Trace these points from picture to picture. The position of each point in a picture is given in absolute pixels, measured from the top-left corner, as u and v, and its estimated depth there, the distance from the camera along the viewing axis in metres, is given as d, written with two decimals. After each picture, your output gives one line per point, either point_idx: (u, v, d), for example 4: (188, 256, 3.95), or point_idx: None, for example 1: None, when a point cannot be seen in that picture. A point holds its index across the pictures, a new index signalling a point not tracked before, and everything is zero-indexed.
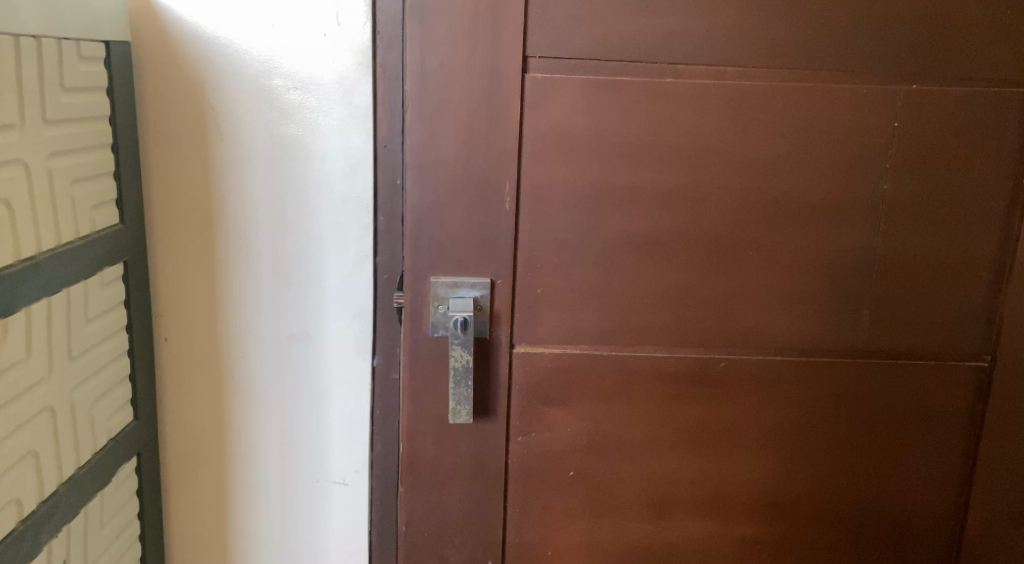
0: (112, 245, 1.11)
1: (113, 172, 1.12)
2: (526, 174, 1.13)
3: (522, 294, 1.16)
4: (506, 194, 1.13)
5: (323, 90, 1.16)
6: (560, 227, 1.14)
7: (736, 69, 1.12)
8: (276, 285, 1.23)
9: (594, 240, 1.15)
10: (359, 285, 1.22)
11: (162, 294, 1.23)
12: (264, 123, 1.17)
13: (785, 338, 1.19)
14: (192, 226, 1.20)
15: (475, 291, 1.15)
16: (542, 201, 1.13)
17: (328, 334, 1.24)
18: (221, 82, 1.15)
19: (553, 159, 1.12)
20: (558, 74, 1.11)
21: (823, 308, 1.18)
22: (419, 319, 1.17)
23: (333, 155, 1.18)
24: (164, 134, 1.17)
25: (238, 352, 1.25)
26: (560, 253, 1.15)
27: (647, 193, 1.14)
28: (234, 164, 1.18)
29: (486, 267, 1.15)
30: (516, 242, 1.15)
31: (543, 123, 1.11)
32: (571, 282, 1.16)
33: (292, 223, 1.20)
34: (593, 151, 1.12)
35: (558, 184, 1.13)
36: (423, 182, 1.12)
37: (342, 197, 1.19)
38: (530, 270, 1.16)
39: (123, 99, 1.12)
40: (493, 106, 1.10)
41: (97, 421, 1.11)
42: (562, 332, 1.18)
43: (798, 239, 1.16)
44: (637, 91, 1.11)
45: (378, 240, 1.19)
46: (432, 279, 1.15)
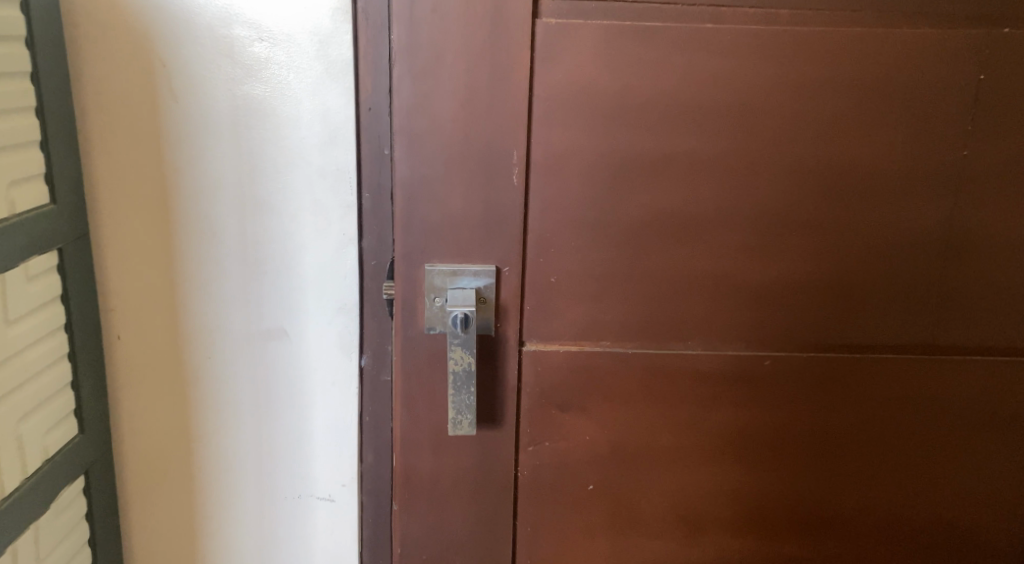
0: (40, 230, 0.95)
1: (40, 141, 0.96)
2: (538, 139, 0.95)
3: (535, 283, 0.99)
4: (514, 164, 0.95)
5: (293, 42, 0.98)
6: (578, 203, 0.96)
7: (791, 13, 0.93)
8: (245, 273, 1.06)
9: (618, 218, 0.97)
10: (341, 273, 1.05)
11: (115, 284, 1.07)
12: (225, 82, 0.99)
13: (790, 329, 1.01)
14: (144, 205, 1.04)
15: (478, 280, 0.98)
16: (556, 173, 0.95)
17: (307, 329, 1.08)
18: (170, 34, 0.97)
19: (569, 122, 0.94)
20: (575, 18, 0.92)
21: (835, 295, 1.00)
22: (413, 313, 1.00)
23: (308, 119, 0.99)
24: (107, 96, 0.99)
25: (207, 349, 1.10)
26: (577, 234, 0.97)
27: (682, 163, 0.95)
28: (189, 132, 1.00)
29: (491, 251, 0.97)
30: (526, 221, 0.97)
31: (558, 79, 0.93)
32: (590, 269, 0.98)
33: (261, 201, 1.03)
34: (619, 111, 0.94)
35: (575, 152, 0.95)
36: (413, 151, 0.94)
37: (319, 169, 1.01)
38: (543, 254, 0.98)
39: (50, 56, 0.95)
40: (496, 58, 0.92)
41: (25, 440, 0.97)
42: (579, 327, 1.00)
43: (816, 212, 0.98)
44: (672, 38, 0.93)
45: (362, 220, 1.02)
46: (427, 267, 0.98)
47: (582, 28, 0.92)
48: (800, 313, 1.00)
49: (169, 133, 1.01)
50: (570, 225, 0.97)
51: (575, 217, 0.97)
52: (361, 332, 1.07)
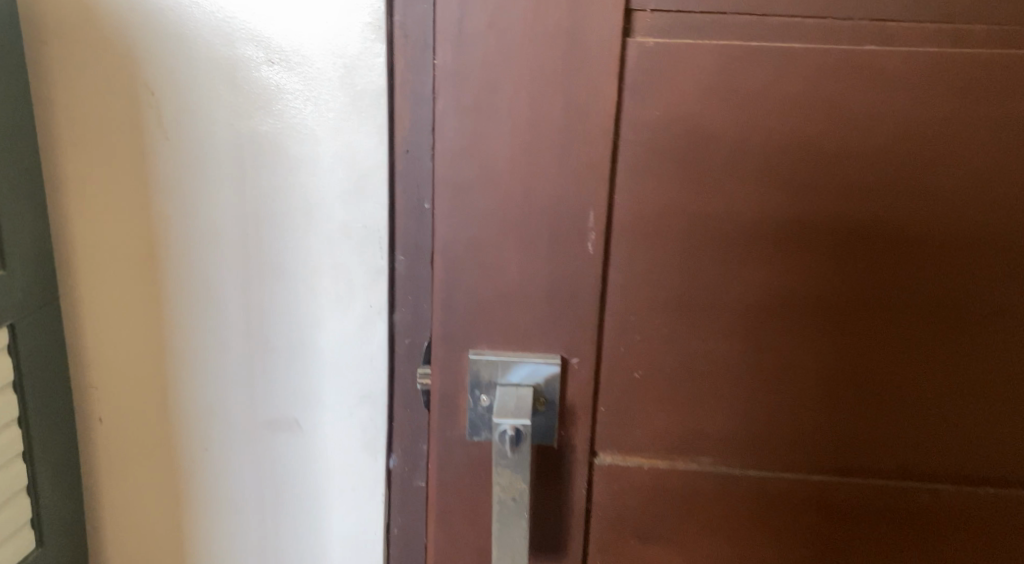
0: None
1: None
2: (624, 196, 0.70)
3: (614, 381, 0.74)
4: (590, 227, 0.71)
5: (313, 66, 0.77)
6: (674, 279, 0.72)
7: (983, 31, 0.68)
8: (246, 348, 0.86)
9: (731, 300, 0.72)
10: (367, 353, 0.84)
11: (95, 355, 0.88)
12: (225, 115, 0.79)
13: (767, 448, 0.75)
14: (127, 262, 0.85)
15: (538, 375, 0.74)
16: (648, 239, 0.71)
17: (322, 422, 0.87)
18: (159, 56, 0.78)
19: (667, 173, 0.70)
20: (680, 36, 0.68)
21: (832, 408, 0.74)
22: (452, 414, 0.76)
23: (329, 164, 0.79)
24: (87, 129, 0.81)
25: (200, 438, 0.90)
26: (672, 320, 0.73)
27: (821, 232, 0.70)
28: (181, 175, 0.81)
29: (557, 338, 0.74)
30: (603, 301, 0.73)
31: (655, 116, 0.69)
32: (689, 365, 0.73)
33: (267, 263, 0.83)
34: (737, 159, 0.69)
35: (673, 213, 0.70)
36: (455, 208, 0.71)
37: (342, 225, 0.81)
38: (624, 343, 0.74)
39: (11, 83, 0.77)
40: (570, 89, 0.68)
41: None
42: (670, 438, 0.75)
43: (813, 294, 0.71)
44: (815, 63, 0.68)
45: (394, 288, 0.81)
46: (471, 355, 0.74)
47: (691, 49, 0.68)
48: (784, 428, 0.74)
49: (158, 176, 0.82)
50: (663, 307, 0.72)
51: (669, 299, 0.72)
52: (389, 428, 0.85)
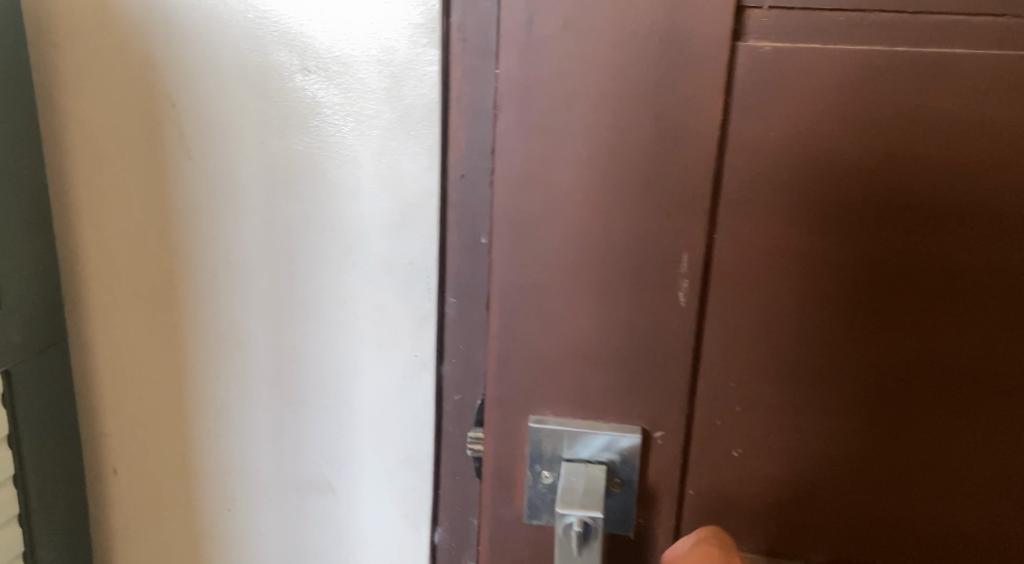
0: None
1: None
2: (726, 236, 0.57)
3: (704, 458, 0.61)
4: (682, 274, 0.58)
5: (355, 76, 0.66)
6: (769, 337, 0.59)
7: None
8: (271, 399, 0.75)
9: (853, 367, 0.59)
10: (411, 410, 0.72)
11: (107, 398, 0.78)
12: (251, 131, 0.68)
13: (808, 532, 0.62)
14: (142, 296, 0.75)
15: (612, 451, 0.61)
16: (749, 290, 0.58)
17: (357, 487, 0.75)
18: (180, 62, 0.68)
19: (778, 209, 0.57)
20: (803, 40, 0.55)
21: (883, 486, 0.61)
22: (507, 491, 0.64)
23: (371, 190, 0.68)
24: (101, 145, 0.71)
25: (220, 497, 0.79)
26: (780, 388, 0.59)
27: (966, 286, 0.57)
28: (203, 199, 0.71)
29: (638, 406, 0.61)
30: (694, 363, 0.60)
31: (768, 139, 0.56)
32: (800, 443, 0.60)
33: (298, 302, 0.72)
34: (865, 193, 0.56)
35: (781, 257, 0.57)
36: (518, 246, 0.59)
37: (386, 262, 0.69)
38: (718, 416, 0.61)
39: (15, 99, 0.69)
40: (665, 104, 0.56)
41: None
42: (775, 528, 0.62)
43: (871, 348, 0.58)
44: (972, 77, 0.54)
45: (443, 336, 0.69)
46: (529, 422, 0.62)
47: (818, 55, 0.54)
48: (827, 510, 0.61)
49: (176, 200, 0.71)
50: (760, 372, 0.59)
51: (765, 361, 0.59)
52: (435, 498, 0.73)
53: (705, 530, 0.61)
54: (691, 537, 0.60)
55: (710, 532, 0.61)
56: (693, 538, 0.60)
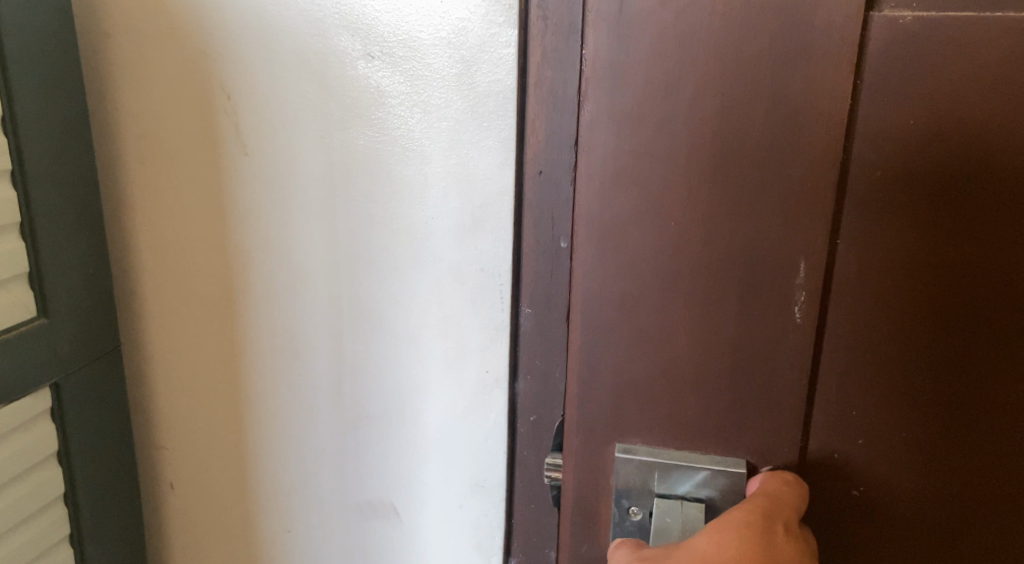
0: (11, 368, 0.60)
1: (27, 223, 0.60)
2: (850, 244, 0.51)
3: (818, 493, 0.55)
4: (799, 285, 0.51)
5: (422, 62, 0.60)
6: (894, 363, 0.52)
7: None
8: (334, 418, 0.69)
9: (995, 393, 0.52)
10: (481, 431, 0.66)
11: (164, 409, 0.74)
12: (311, 124, 0.63)
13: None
14: (198, 303, 0.70)
15: (710, 486, 0.55)
16: (875, 308, 0.51)
17: (424, 512, 0.69)
18: (235, 50, 0.63)
19: (911, 215, 0.50)
20: (946, 14, 0.48)
21: (1004, 530, 0.54)
22: (592, 522, 0.58)
23: (440, 188, 0.61)
24: (155, 141, 0.66)
25: (280, 518, 0.74)
26: (907, 417, 0.53)
27: None
28: (261, 199, 0.66)
29: (744, 433, 0.54)
30: (813, 386, 0.53)
31: (901, 132, 0.49)
32: (928, 477, 0.54)
33: (361, 310, 0.66)
34: (1010, 200, 0.49)
35: (911, 272, 0.50)
36: (612, 253, 0.53)
37: (455, 268, 0.63)
38: (836, 450, 0.54)
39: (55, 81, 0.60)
40: (782, 92, 0.49)
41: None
42: None
43: (993, 380, 0.51)
44: None
45: (518, 349, 0.63)
46: (617, 452, 0.56)
47: (962, 35, 0.47)
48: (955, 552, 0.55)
49: (232, 200, 0.66)
50: (882, 399, 0.53)
51: (889, 389, 0.52)
52: (507, 529, 0.67)
53: (793, 475, 0.54)
54: (767, 476, 0.54)
55: (796, 479, 0.53)
56: (770, 476, 0.54)
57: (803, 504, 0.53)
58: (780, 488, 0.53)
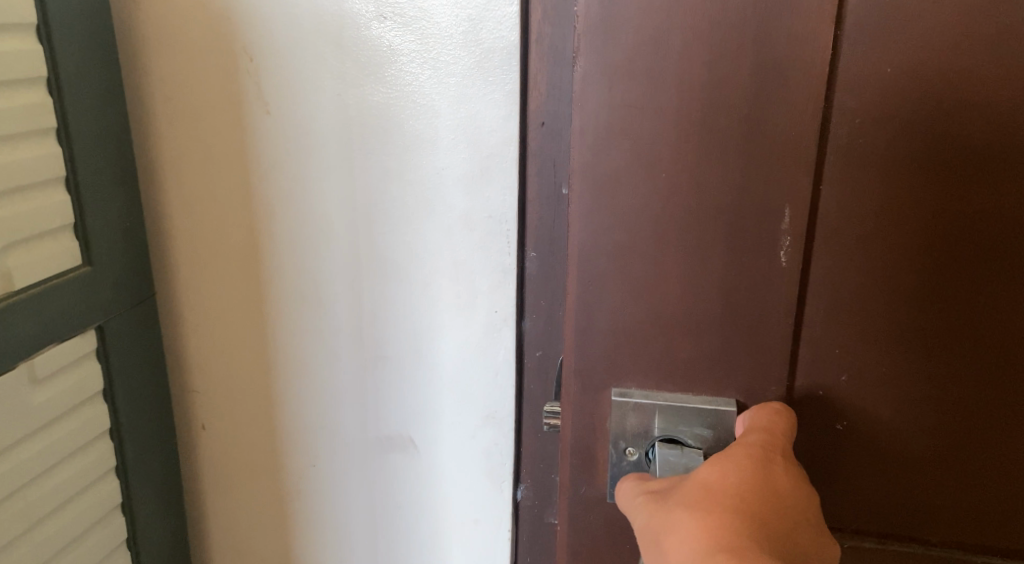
0: (59, 310, 0.65)
1: (72, 177, 0.65)
2: (832, 189, 0.53)
3: (806, 430, 0.58)
4: (784, 231, 0.54)
5: (431, 21, 0.64)
6: (872, 304, 0.54)
7: None
8: (354, 360, 0.75)
9: (972, 328, 0.54)
10: (492, 368, 0.71)
11: (194, 353, 0.79)
12: (328, 83, 0.67)
13: (878, 507, 0.59)
14: (223, 251, 0.75)
15: (703, 424, 0.57)
16: (853, 252, 0.54)
17: (441, 444, 0.74)
18: (256, 13, 0.67)
19: (886, 162, 0.52)
20: None
21: (979, 457, 0.57)
22: (590, 466, 0.60)
23: (449, 140, 0.66)
24: (181, 100, 0.71)
25: (305, 452, 0.79)
26: (889, 353, 0.55)
27: None
28: (282, 153, 0.70)
29: (732, 376, 0.57)
30: (798, 327, 0.56)
31: (880, 80, 0.51)
32: (909, 409, 0.56)
33: (377, 257, 0.71)
34: (978, 148, 0.52)
35: (887, 217, 0.53)
36: (602, 204, 0.54)
37: (465, 215, 0.67)
38: (818, 387, 0.57)
39: (90, 43, 0.64)
40: (764, 43, 0.51)
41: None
42: (880, 499, 0.59)
43: (963, 320, 0.54)
44: None
45: (524, 292, 0.68)
46: (613, 396, 0.58)
47: None
48: (934, 481, 0.58)
49: (256, 155, 0.71)
50: (864, 336, 0.55)
51: (867, 329, 0.55)
52: (517, 455, 0.72)
53: (780, 403, 0.56)
54: (755, 409, 0.56)
55: (783, 407, 0.56)
56: (759, 409, 0.56)
57: (792, 432, 0.55)
58: (771, 421, 0.55)
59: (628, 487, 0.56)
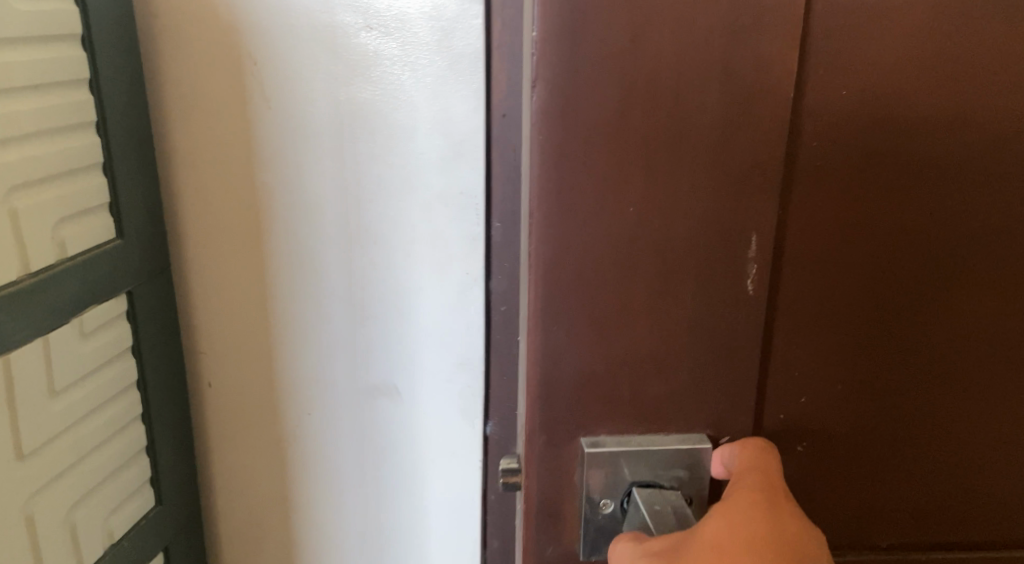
0: (104, 274, 0.77)
1: (105, 164, 0.78)
2: (794, 223, 0.62)
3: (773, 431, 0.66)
4: (751, 259, 0.61)
5: (410, 30, 0.77)
6: (832, 328, 0.64)
7: None
8: (347, 319, 0.86)
9: (908, 322, 0.65)
10: (465, 321, 0.84)
11: (199, 326, 0.89)
12: (323, 83, 0.80)
13: (834, 491, 0.69)
14: (227, 230, 0.86)
15: (674, 467, 0.64)
16: (815, 285, 0.63)
17: (423, 389, 0.87)
18: (259, 25, 0.79)
19: (839, 207, 0.62)
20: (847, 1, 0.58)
21: (912, 434, 0.68)
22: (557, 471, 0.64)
23: (427, 129, 0.79)
24: (192, 100, 0.82)
25: (301, 406, 0.90)
26: (840, 354, 0.65)
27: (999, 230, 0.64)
28: (283, 143, 0.82)
29: (697, 411, 0.64)
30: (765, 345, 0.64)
31: (839, 102, 0.60)
32: (860, 400, 0.66)
33: (367, 230, 0.83)
34: (907, 180, 0.62)
35: (842, 253, 0.63)
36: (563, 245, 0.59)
37: (440, 191, 0.81)
38: (785, 408, 0.66)
39: (116, 51, 0.77)
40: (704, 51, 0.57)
41: (81, 529, 0.78)
42: (838, 481, 0.69)
43: (899, 338, 0.66)
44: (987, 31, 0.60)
45: (491, 256, 0.82)
46: (585, 446, 0.63)
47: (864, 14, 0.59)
48: (878, 460, 0.68)
49: (259, 145, 0.83)
50: (819, 344, 0.64)
51: (822, 338, 0.64)
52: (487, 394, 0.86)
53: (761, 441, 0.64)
54: (739, 447, 0.63)
55: (767, 443, 0.63)
56: (745, 452, 0.63)
57: (777, 468, 0.62)
58: (761, 462, 0.62)
59: (624, 545, 0.61)
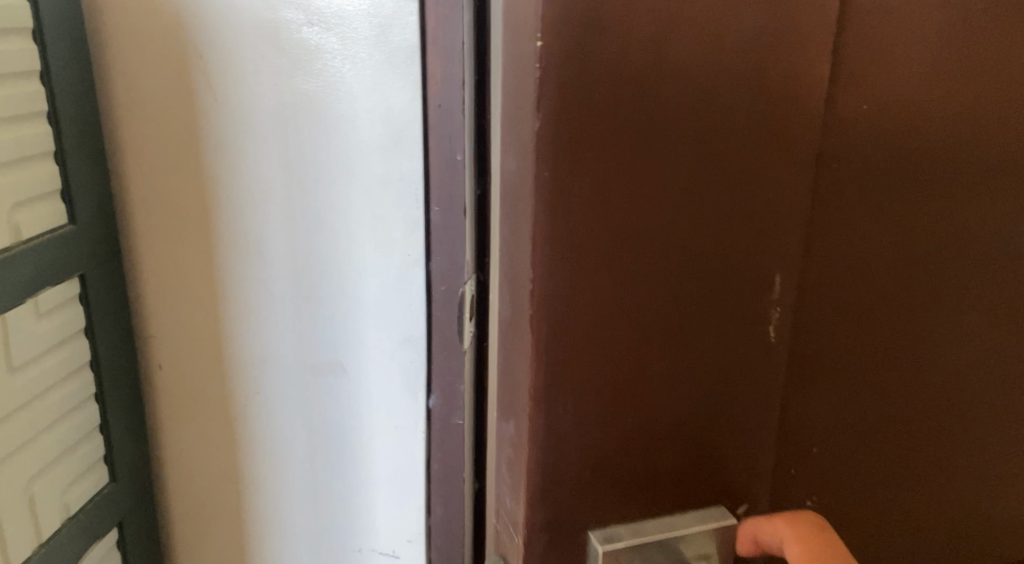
0: (57, 257, 0.81)
1: (57, 152, 0.82)
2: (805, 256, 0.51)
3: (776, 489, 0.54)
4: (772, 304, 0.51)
5: (350, 27, 0.82)
6: (847, 366, 0.54)
7: None
8: (290, 301, 0.91)
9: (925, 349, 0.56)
10: (407, 298, 0.89)
11: (150, 310, 0.93)
12: (267, 76, 0.84)
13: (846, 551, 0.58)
14: (176, 217, 0.89)
15: (698, 549, 0.52)
16: (831, 343, 0.53)
17: (367, 365, 0.92)
18: (205, 21, 0.83)
19: (870, 227, 0.52)
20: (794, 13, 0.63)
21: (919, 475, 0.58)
22: None
23: (367, 119, 0.84)
24: (139, 92, 0.86)
25: (249, 385, 0.94)
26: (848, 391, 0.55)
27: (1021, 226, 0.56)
28: (228, 134, 0.86)
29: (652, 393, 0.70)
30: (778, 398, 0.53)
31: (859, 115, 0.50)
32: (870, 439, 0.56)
33: (311, 215, 0.87)
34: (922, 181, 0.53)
35: (849, 290, 0.53)
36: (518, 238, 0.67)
37: (381, 177, 0.86)
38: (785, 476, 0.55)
39: (67, 46, 0.81)
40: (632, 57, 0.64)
41: (37, 497, 0.82)
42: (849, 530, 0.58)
43: (908, 376, 0.56)
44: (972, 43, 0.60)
45: (430, 238, 0.86)
46: (595, 540, 0.51)
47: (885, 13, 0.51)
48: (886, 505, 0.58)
49: (206, 136, 0.86)
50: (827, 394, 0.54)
51: (831, 386, 0.54)
52: (429, 369, 0.90)
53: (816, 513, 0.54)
54: (790, 524, 0.52)
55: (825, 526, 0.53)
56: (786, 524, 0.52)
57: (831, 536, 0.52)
58: (814, 529, 0.52)
59: None
